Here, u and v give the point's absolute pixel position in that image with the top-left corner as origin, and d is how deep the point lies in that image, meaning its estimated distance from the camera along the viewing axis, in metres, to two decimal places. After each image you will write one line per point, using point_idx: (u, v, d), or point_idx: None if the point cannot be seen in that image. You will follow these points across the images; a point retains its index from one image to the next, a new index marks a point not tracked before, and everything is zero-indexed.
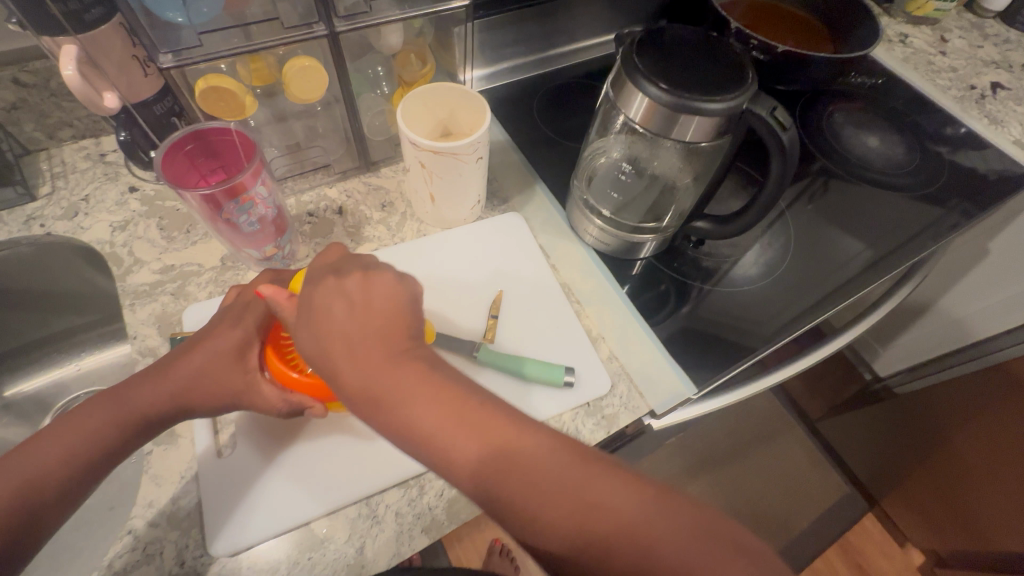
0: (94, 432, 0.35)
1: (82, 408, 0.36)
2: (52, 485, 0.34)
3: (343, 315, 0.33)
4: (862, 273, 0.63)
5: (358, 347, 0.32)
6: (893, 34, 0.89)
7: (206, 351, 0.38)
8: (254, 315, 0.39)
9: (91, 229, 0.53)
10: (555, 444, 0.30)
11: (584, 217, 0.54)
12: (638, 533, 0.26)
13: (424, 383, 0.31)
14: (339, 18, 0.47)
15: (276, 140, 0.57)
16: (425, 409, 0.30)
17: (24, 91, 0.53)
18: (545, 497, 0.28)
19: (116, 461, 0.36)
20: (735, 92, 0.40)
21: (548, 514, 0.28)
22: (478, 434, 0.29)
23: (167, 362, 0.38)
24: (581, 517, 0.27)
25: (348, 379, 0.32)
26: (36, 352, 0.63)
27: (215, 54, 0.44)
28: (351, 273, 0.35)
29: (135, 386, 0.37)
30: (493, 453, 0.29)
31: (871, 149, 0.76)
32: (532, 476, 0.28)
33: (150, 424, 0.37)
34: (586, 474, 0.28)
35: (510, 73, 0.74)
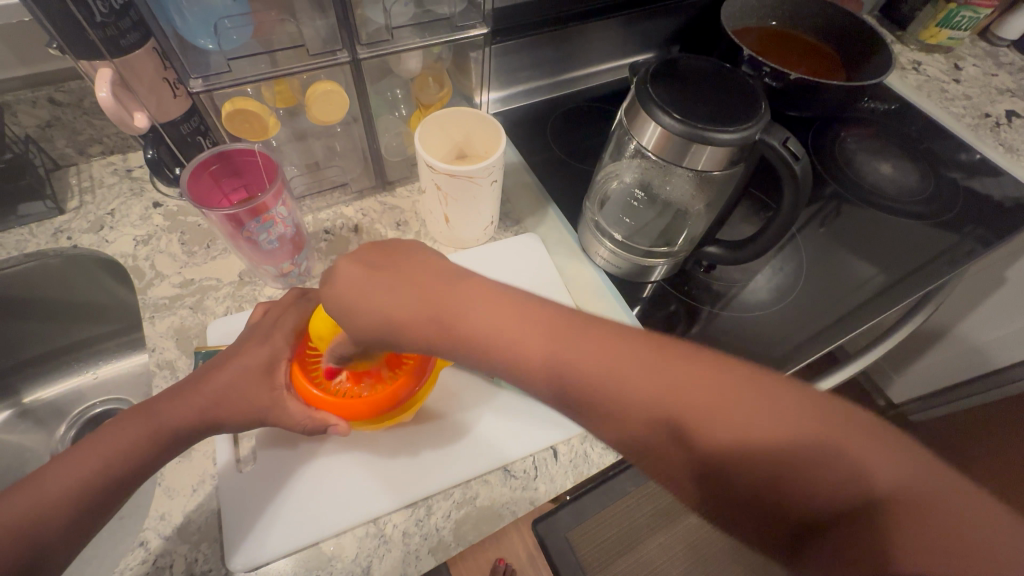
0: (123, 448, 0.36)
1: (117, 419, 0.37)
2: (79, 504, 0.34)
3: (407, 281, 0.35)
4: (876, 299, 0.63)
5: (428, 298, 0.34)
6: (905, 62, 0.90)
7: (236, 366, 0.39)
8: (282, 333, 0.41)
9: (115, 242, 0.54)
10: (646, 350, 0.30)
11: (596, 240, 0.55)
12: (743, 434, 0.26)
13: (515, 311, 0.32)
14: (362, 45, 0.49)
15: (296, 159, 0.59)
16: (531, 331, 0.31)
17: (58, 109, 0.55)
18: (655, 400, 0.28)
19: (148, 471, 0.37)
20: (748, 123, 0.41)
21: (648, 416, 0.28)
22: (586, 344, 0.30)
23: (197, 376, 0.39)
24: (699, 419, 0.27)
25: (436, 323, 0.33)
26: (55, 361, 0.64)
27: (243, 79, 0.45)
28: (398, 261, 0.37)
29: (167, 399, 0.38)
30: (598, 362, 0.30)
31: (884, 176, 0.76)
32: (640, 384, 0.29)
33: (176, 439, 0.37)
34: (684, 366, 0.28)
35: (525, 96, 0.76)
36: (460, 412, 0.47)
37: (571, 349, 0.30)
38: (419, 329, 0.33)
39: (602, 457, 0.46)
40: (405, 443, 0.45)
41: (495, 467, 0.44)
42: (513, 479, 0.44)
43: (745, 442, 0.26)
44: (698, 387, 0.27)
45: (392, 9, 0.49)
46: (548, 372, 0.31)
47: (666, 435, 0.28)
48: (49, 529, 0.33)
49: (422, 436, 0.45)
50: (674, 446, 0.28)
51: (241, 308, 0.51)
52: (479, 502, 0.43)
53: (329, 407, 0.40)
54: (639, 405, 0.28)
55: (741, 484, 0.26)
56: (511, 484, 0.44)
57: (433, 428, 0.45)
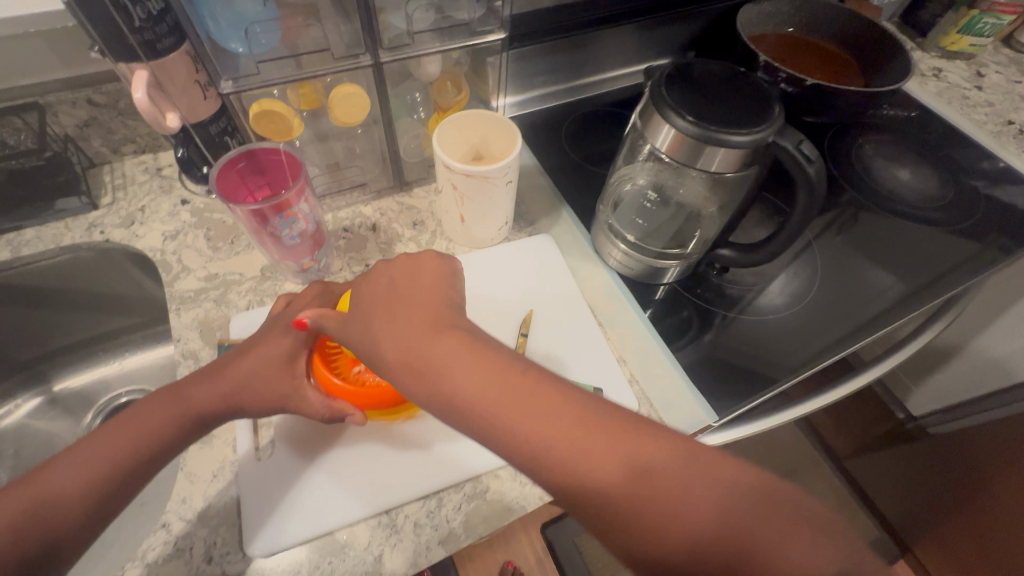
0: (151, 431, 0.37)
1: (144, 403, 0.39)
2: (107, 485, 0.35)
3: (393, 308, 0.35)
4: (891, 305, 0.62)
5: (400, 337, 0.33)
6: (926, 68, 0.89)
7: (259, 355, 0.40)
8: (303, 324, 0.42)
9: (145, 237, 0.57)
10: (613, 422, 0.27)
11: (608, 241, 0.56)
12: (682, 520, 0.25)
13: (478, 364, 0.30)
14: (384, 49, 0.51)
15: (318, 159, 0.61)
16: (498, 393, 0.29)
17: (95, 110, 0.58)
18: (613, 476, 0.26)
19: (171, 454, 0.39)
20: (761, 125, 0.41)
21: (587, 488, 0.26)
22: (547, 415, 0.28)
23: (222, 363, 0.41)
24: (642, 511, 0.25)
25: (400, 360, 0.33)
26: (85, 351, 0.67)
27: (270, 80, 0.48)
28: (390, 286, 0.37)
29: (194, 384, 0.39)
30: (540, 436, 0.27)
31: (902, 182, 0.76)
32: (608, 469, 0.26)
33: (201, 422, 0.39)
34: (639, 446, 0.27)
35: (541, 101, 0.77)
36: None
37: (529, 411, 0.28)
38: (398, 371, 0.33)
39: None
40: (420, 436, 0.46)
41: (505, 463, 0.45)
42: (523, 474, 0.45)
43: (676, 540, 0.25)
44: (642, 477, 0.26)
45: (414, 15, 0.51)
46: (488, 436, 0.29)
47: (589, 505, 0.26)
48: (80, 506, 0.34)
49: (436, 430, 0.46)
50: (604, 523, 0.26)
51: (262, 302, 0.53)
52: (488, 496, 0.44)
53: (344, 396, 0.42)
54: (575, 474, 0.26)
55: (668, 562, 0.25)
56: (520, 479, 0.45)
57: (449, 421, 0.46)
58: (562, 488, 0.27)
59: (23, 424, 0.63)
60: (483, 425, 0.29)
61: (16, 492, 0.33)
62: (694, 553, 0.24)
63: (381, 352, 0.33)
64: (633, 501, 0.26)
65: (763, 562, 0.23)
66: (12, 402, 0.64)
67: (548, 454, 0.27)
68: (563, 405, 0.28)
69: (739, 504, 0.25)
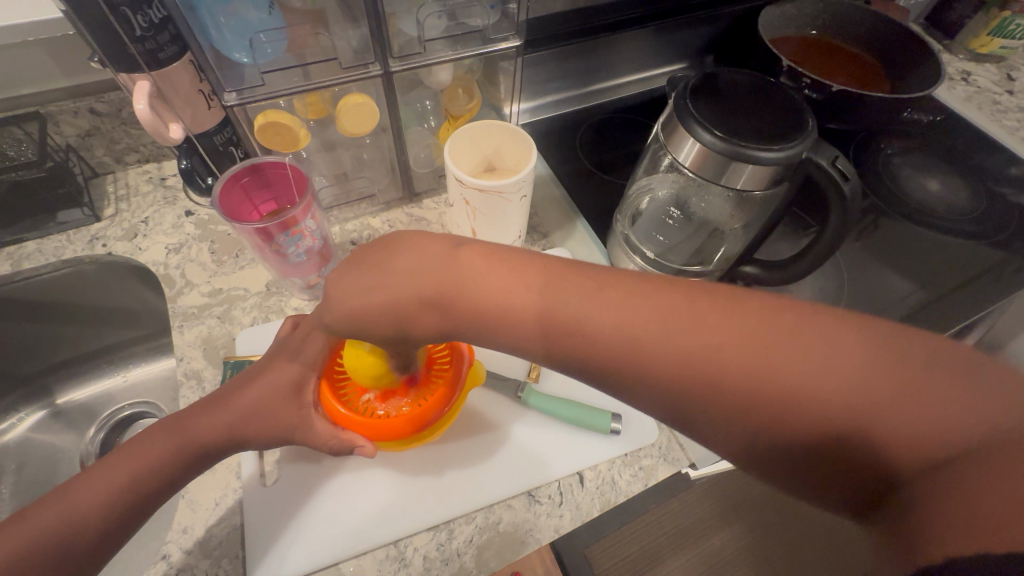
0: (151, 461, 0.36)
1: (147, 432, 0.37)
2: (104, 519, 0.34)
3: (406, 259, 0.31)
4: (922, 322, 0.60)
5: (423, 271, 0.30)
6: (954, 72, 0.85)
7: (264, 383, 0.39)
8: (310, 350, 0.40)
9: (148, 251, 0.55)
10: (693, 303, 0.25)
11: (625, 256, 0.54)
12: (794, 386, 0.22)
13: (529, 276, 0.29)
14: (394, 58, 0.49)
15: (325, 169, 0.59)
16: (538, 292, 0.28)
17: (98, 119, 0.56)
18: (682, 354, 0.24)
19: (176, 484, 0.37)
20: (794, 141, 0.39)
21: (686, 363, 0.24)
22: (622, 301, 0.26)
23: (226, 390, 0.39)
24: (726, 387, 0.23)
25: (433, 290, 0.30)
26: (88, 363, 0.66)
27: (276, 92, 0.46)
28: (388, 245, 0.33)
29: (197, 412, 0.38)
30: (626, 319, 0.26)
31: (931, 193, 0.72)
32: (683, 347, 0.24)
33: (204, 452, 0.37)
34: (731, 321, 0.24)
35: (554, 107, 0.75)
36: (485, 434, 0.45)
37: (598, 308, 0.27)
38: (422, 316, 0.31)
39: (630, 485, 0.44)
40: (431, 463, 0.44)
41: (519, 492, 0.43)
42: (537, 504, 0.43)
43: (760, 411, 0.23)
44: (745, 354, 0.23)
45: (425, 21, 0.49)
46: (549, 326, 0.28)
47: (692, 383, 0.24)
48: (74, 542, 0.33)
49: (447, 458, 0.44)
50: (679, 399, 0.25)
51: (267, 319, 0.51)
52: (501, 528, 0.42)
53: (355, 427, 0.39)
54: (669, 349, 0.25)
55: (788, 439, 0.23)
56: (535, 510, 0.43)
57: (461, 448, 0.45)
58: (654, 375, 0.25)
59: (26, 438, 0.62)
60: (543, 320, 0.28)
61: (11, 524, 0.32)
62: (816, 425, 0.22)
63: (398, 296, 0.30)
64: (741, 376, 0.23)
65: (866, 425, 0.21)
66: (15, 416, 0.62)
67: (621, 336, 0.26)
68: (632, 300, 0.26)
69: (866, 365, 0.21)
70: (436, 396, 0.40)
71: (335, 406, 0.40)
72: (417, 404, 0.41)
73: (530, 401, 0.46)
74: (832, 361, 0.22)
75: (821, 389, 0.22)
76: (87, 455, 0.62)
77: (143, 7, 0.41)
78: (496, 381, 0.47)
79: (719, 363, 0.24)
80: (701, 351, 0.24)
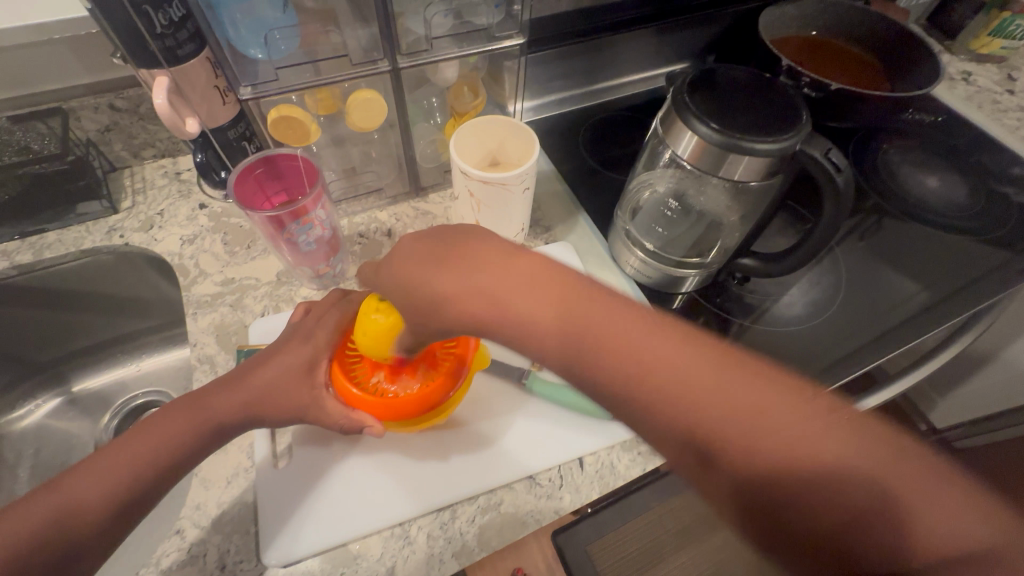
0: (172, 438, 0.37)
1: (164, 411, 0.39)
2: (127, 494, 0.35)
3: (458, 258, 0.31)
4: (919, 315, 0.61)
5: (469, 275, 0.30)
6: (954, 72, 0.86)
7: (278, 365, 0.40)
8: (322, 334, 0.42)
9: (163, 241, 0.57)
10: (704, 353, 0.27)
11: (626, 249, 0.55)
12: (831, 465, 0.23)
13: (563, 292, 0.29)
14: (402, 55, 0.50)
15: (334, 163, 0.60)
16: (577, 322, 0.28)
17: (117, 115, 0.58)
18: (715, 402, 0.25)
19: (191, 462, 0.38)
20: (788, 133, 0.40)
21: (670, 391, 0.26)
22: (643, 335, 0.28)
23: (242, 372, 0.41)
24: (748, 442, 0.24)
25: (477, 292, 0.30)
26: (103, 352, 0.68)
27: (288, 87, 0.48)
28: (454, 235, 0.33)
29: (213, 393, 0.39)
30: (636, 350, 0.27)
31: (930, 190, 0.73)
32: (713, 398, 0.25)
33: (222, 430, 0.39)
34: (733, 375, 0.26)
35: (557, 105, 0.76)
36: (489, 419, 0.47)
37: (619, 328, 0.28)
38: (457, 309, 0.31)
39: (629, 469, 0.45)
40: (436, 447, 0.45)
41: (521, 475, 0.44)
42: (538, 487, 0.44)
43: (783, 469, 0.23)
44: (721, 404, 0.25)
45: (432, 20, 0.50)
46: (567, 340, 0.28)
47: (662, 410, 0.26)
48: (99, 514, 0.34)
49: (452, 442, 0.45)
50: (696, 449, 0.25)
51: (278, 308, 0.53)
52: (502, 508, 0.43)
53: (365, 407, 0.41)
54: (669, 385, 0.26)
55: (735, 477, 0.24)
56: (536, 492, 0.44)
57: (466, 433, 0.46)
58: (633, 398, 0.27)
59: (42, 423, 0.64)
60: (552, 330, 0.29)
61: (40, 498, 0.34)
62: (774, 487, 0.23)
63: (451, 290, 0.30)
64: (719, 417, 0.25)
65: (875, 514, 0.23)
66: (33, 402, 0.65)
67: (626, 361, 0.27)
68: (651, 335, 0.28)
69: (841, 444, 0.23)
70: (443, 380, 0.41)
71: (347, 387, 0.41)
72: (425, 384, 0.42)
73: (533, 388, 0.47)
74: (808, 434, 0.23)
75: (794, 445, 0.23)
76: (101, 441, 0.64)
77: (164, 6, 0.42)
78: (501, 368, 0.48)
79: (752, 420, 0.24)
80: (736, 413, 0.25)
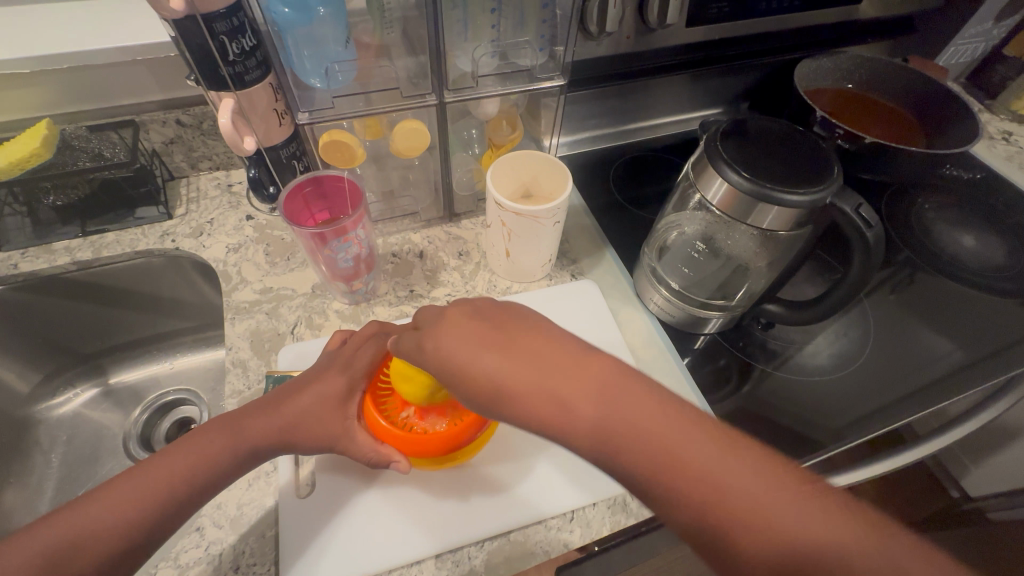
0: (209, 460, 0.38)
1: (203, 431, 0.39)
2: (155, 518, 0.35)
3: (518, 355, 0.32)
4: (949, 377, 0.59)
5: (539, 370, 0.31)
6: (994, 131, 0.85)
7: (315, 392, 0.42)
8: (358, 364, 0.44)
9: (210, 248, 0.60)
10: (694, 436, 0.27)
11: (650, 286, 0.56)
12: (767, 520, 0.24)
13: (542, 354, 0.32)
14: (449, 90, 0.54)
15: (374, 186, 0.63)
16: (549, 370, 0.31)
17: (182, 129, 0.63)
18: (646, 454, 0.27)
19: (218, 489, 0.39)
20: (818, 186, 0.41)
21: (753, 524, 0.24)
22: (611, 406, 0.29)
23: (278, 397, 0.42)
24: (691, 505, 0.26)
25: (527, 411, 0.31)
26: (140, 348, 0.71)
27: (341, 115, 0.52)
28: (460, 311, 0.36)
29: (251, 415, 0.40)
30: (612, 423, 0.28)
31: (965, 249, 0.72)
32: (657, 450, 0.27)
33: (253, 453, 0.39)
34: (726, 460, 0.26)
35: (591, 142, 0.79)
36: (511, 454, 0.47)
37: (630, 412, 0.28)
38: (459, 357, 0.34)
39: (642, 509, 0.45)
40: (455, 486, 0.45)
41: (535, 511, 0.44)
42: (550, 519, 0.44)
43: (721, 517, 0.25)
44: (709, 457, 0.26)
45: (480, 60, 0.54)
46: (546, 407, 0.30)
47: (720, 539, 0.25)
48: (117, 539, 0.34)
49: (470, 479, 0.45)
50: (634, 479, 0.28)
51: (310, 318, 0.55)
52: (512, 537, 0.43)
53: (392, 440, 0.42)
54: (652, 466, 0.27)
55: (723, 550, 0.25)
56: (547, 524, 0.44)
57: (490, 473, 0.46)
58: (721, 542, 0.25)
59: (78, 412, 0.67)
60: (595, 444, 0.29)
61: (75, 509, 0.34)
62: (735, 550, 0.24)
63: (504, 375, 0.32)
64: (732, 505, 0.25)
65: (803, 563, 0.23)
66: (72, 391, 0.68)
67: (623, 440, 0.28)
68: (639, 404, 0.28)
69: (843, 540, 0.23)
70: (473, 418, 0.44)
71: (376, 419, 0.42)
72: (453, 424, 0.44)
73: None
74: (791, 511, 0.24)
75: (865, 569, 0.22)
76: (130, 434, 0.67)
77: (238, 37, 0.46)
78: None
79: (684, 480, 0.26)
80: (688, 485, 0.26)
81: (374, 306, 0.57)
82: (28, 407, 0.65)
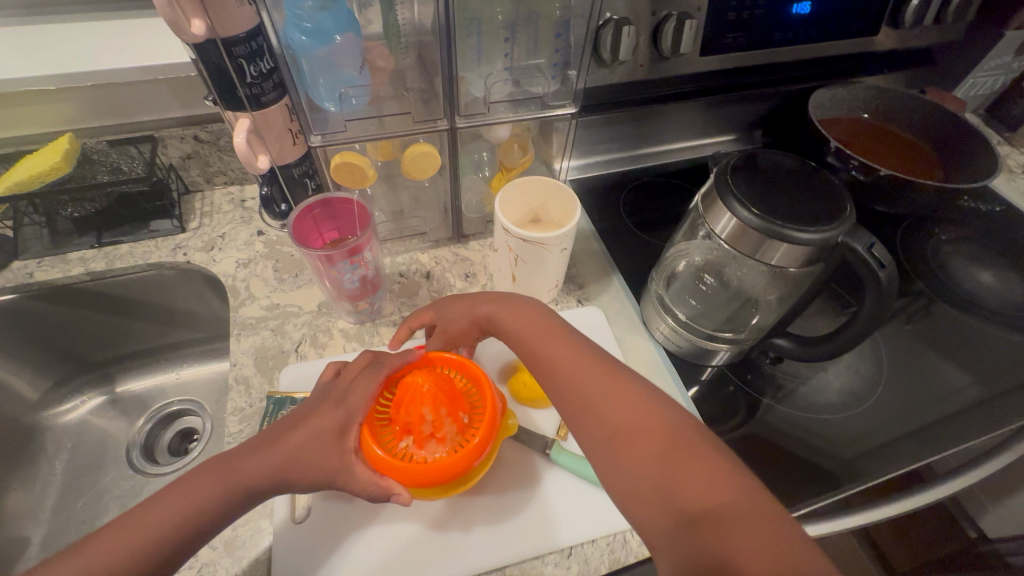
0: (201, 505, 0.37)
1: (196, 472, 0.38)
2: (146, 564, 0.34)
3: (581, 359, 0.39)
4: (967, 417, 0.57)
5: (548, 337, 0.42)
6: (1013, 165, 0.84)
7: (310, 428, 0.40)
8: (354, 397, 0.42)
9: (220, 263, 0.61)
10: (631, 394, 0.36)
11: (657, 315, 0.56)
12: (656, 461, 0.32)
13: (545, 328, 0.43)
14: (461, 116, 0.54)
15: (384, 206, 0.64)
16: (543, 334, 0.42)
17: (199, 145, 0.64)
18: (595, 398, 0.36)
19: (214, 531, 0.38)
20: (830, 224, 0.40)
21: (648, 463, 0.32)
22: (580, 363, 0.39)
23: (273, 434, 0.40)
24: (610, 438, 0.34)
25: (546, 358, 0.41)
26: (148, 358, 0.72)
27: (354, 138, 0.52)
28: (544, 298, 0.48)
29: (244, 455, 0.39)
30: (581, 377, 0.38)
31: (982, 284, 0.70)
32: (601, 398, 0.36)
33: (249, 495, 0.38)
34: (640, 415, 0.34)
35: (602, 166, 0.79)
36: (508, 484, 0.46)
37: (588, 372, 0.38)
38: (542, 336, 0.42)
39: (642, 547, 0.44)
40: (452, 517, 0.44)
41: (532, 546, 0.43)
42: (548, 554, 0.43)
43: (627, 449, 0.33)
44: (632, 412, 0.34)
45: (492, 86, 0.55)
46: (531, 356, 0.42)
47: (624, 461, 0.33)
48: None
49: (466, 511, 0.44)
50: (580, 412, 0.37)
51: (315, 336, 0.55)
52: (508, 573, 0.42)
53: (391, 472, 0.40)
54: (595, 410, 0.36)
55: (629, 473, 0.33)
56: (544, 559, 0.43)
57: (487, 504, 0.45)
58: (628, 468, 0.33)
59: (83, 419, 0.68)
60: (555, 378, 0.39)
61: (68, 557, 0.34)
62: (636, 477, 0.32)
63: (538, 350, 0.42)
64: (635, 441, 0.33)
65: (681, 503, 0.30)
66: (79, 398, 0.69)
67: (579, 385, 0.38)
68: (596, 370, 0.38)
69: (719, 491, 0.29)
70: (473, 447, 0.42)
71: (374, 449, 0.41)
72: (454, 451, 0.42)
73: (556, 460, 0.46)
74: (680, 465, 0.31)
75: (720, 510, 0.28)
76: (133, 443, 0.67)
77: (256, 60, 0.47)
78: (525, 436, 0.47)
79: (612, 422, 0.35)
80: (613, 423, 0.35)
81: (378, 326, 0.57)
82: (36, 413, 0.65)
